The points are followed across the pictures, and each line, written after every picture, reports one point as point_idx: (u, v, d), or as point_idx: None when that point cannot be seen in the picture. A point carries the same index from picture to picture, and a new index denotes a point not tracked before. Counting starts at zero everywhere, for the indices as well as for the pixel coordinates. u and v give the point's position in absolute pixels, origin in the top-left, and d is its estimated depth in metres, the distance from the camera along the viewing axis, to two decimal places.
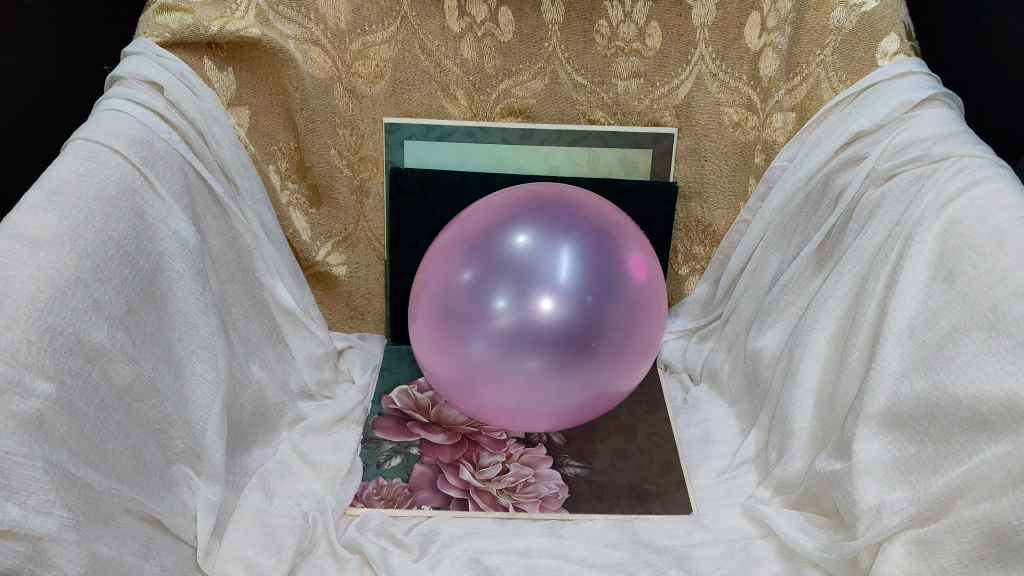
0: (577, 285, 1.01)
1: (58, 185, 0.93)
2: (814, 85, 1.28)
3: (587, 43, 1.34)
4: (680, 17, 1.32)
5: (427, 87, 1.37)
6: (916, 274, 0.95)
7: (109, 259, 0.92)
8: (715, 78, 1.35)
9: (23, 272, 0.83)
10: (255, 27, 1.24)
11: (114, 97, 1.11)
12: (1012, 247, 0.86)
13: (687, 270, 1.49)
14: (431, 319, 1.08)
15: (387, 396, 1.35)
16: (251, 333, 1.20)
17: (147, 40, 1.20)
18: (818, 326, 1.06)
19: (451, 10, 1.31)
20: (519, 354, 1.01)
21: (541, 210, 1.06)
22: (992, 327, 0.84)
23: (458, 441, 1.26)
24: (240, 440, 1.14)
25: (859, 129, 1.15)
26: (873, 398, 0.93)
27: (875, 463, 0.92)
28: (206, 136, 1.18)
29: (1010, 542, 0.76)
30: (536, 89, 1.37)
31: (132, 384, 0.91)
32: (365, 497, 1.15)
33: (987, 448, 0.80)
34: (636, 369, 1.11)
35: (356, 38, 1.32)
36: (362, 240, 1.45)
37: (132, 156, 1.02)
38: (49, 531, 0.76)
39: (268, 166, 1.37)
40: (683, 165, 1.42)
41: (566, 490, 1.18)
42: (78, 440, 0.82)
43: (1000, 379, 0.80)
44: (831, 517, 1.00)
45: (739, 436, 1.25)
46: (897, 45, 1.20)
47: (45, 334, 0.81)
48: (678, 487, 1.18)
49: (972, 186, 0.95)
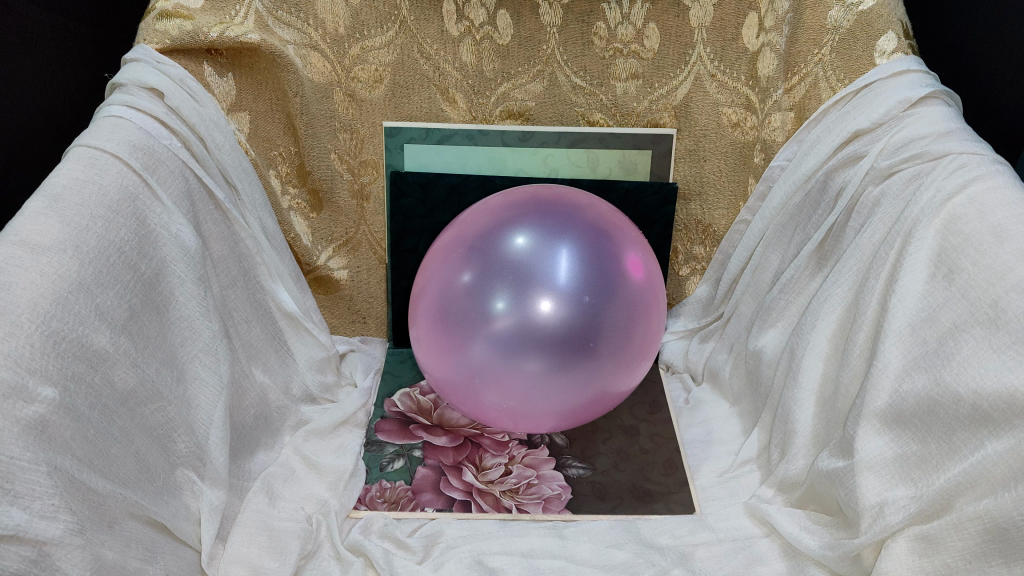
0: (577, 285, 1.01)
1: (60, 193, 0.93)
2: (813, 84, 1.28)
3: (586, 45, 1.34)
4: (677, 18, 1.32)
5: (427, 90, 1.38)
6: (914, 272, 0.95)
7: (111, 264, 0.93)
8: (714, 78, 1.35)
9: (24, 278, 0.83)
10: (255, 33, 1.25)
11: (115, 104, 1.11)
12: (1011, 243, 0.86)
13: (688, 271, 1.50)
14: (431, 321, 1.08)
15: (389, 399, 1.35)
16: (253, 338, 1.21)
17: (147, 47, 1.20)
18: (819, 324, 1.07)
19: (449, 14, 1.32)
20: (518, 355, 1.01)
21: (540, 210, 1.07)
22: (993, 323, 0.84)
23: (461, 443, 1.26)
24: (243, 445, 1.14)
25: (858, 127, 1.15)
26: (874, 395, 0.93)
27: (877, 460, 0.92)
28: (207, 142, 1.18)
29: (1013, 537, 0.76)
30: (535, 92, 1.38)
31: (135, 388, 0.92)
32: (368, 500, 1.15)
33: (988, 444, 0.80)
34: (637, 369, 1.11)
35: (356, 42, 1.32)
36: (363, 244, 1.46)
37: (132, 162, 1.03)
38: (53, 536, 0.76)
39: (268, 171, 1.37)
40: (682, 166, 1.42)
41: (569, 491, 1.18)
42: (82, 444, 0.82)
43: (1000, 374, 0.80)
44: (835, 515, 1.00)
45: (741, 436, 1.25)
46: (894, 43, 1.19)
47: (47, 339, 0.81)
48: (680, 487, 1.18)
49: (971, 183, 0.95)
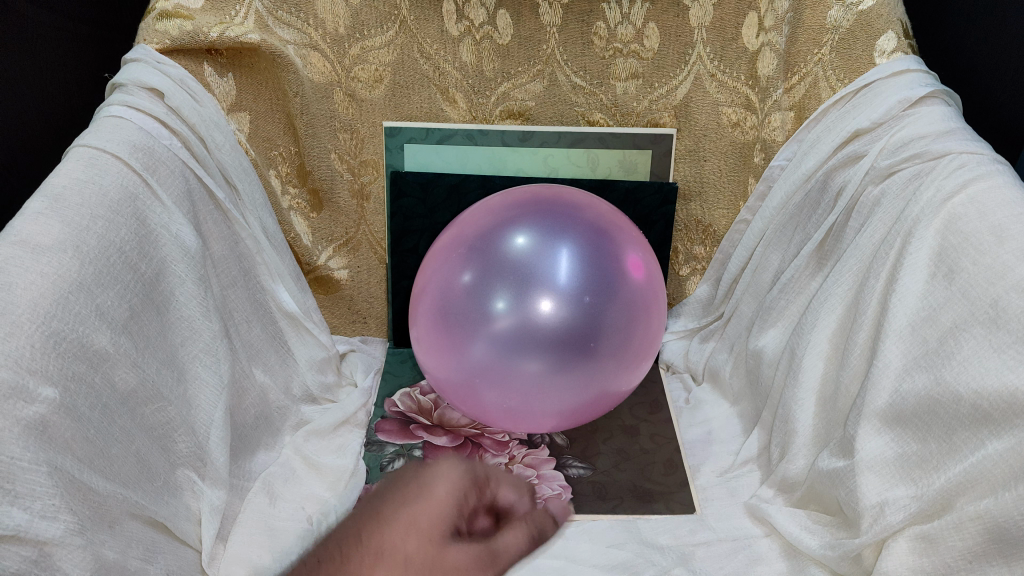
0: (578, 285, 1.01)
1: (61, 193, 0.93)
2: (813, 84, 1.28)
3: (586, 44, 1.35)
4: (677, 18, 1.32)
5: (427, 90, 1.37)
6: (915, 271, 0.95)
7: (112, 264, 0.93)
8: (714, 78, 1.35)
9: (25, 279, 0.83)
10: (255, 33, 1.26)
11: (115, 104, 1.11)
12: (1011, 243, 0.86)
13: (688, 271, 1.50)
14: (431, 321, 1.08)
15: (389, 399, 1.34)
16: (253, 338, 1.21)
17: (147, 47, 1.20)
18: (819, 324, 1.07)
19: (449, 14, 1.32)
20: (518, 355, 1.01)
21: (540, 210, 1.07)
22: (993, 323, 0.84)
23: (461, 443, 1.26)
24: (243, 445, 1.14)
25: (858, 127, 1.15)
26: (874, 395, 0.93)
27: (877, 460, 0.92)
28: (207, 142, 1.18)
29: (1012, 537, 0.76)
30: (535, 92, 1.38)
31: (135, 388, 0.92)
32: None
33: (988, 444, 0.80)
34: (637, 369, 1.11)
35: (355, 42, 1.32)
36: (363, 244, 1.46)
37: (132, 162, 1.03)
38: (53, 536, 0.76)
39: (268, 171, 1.38)
40: (682, 166, 1.42)
41: (570, 491, 1.18)
42: (82, 444, 0.82)
43: (1000, 373, 0.81)
44: (835, 515, 1.00)
45: (741, 435, 1.25)
46: (894, 43, 1.19)
47: (48, 339, 0.81)
48: (680, 487, 1.18)
49: (971, 183, 0.95)
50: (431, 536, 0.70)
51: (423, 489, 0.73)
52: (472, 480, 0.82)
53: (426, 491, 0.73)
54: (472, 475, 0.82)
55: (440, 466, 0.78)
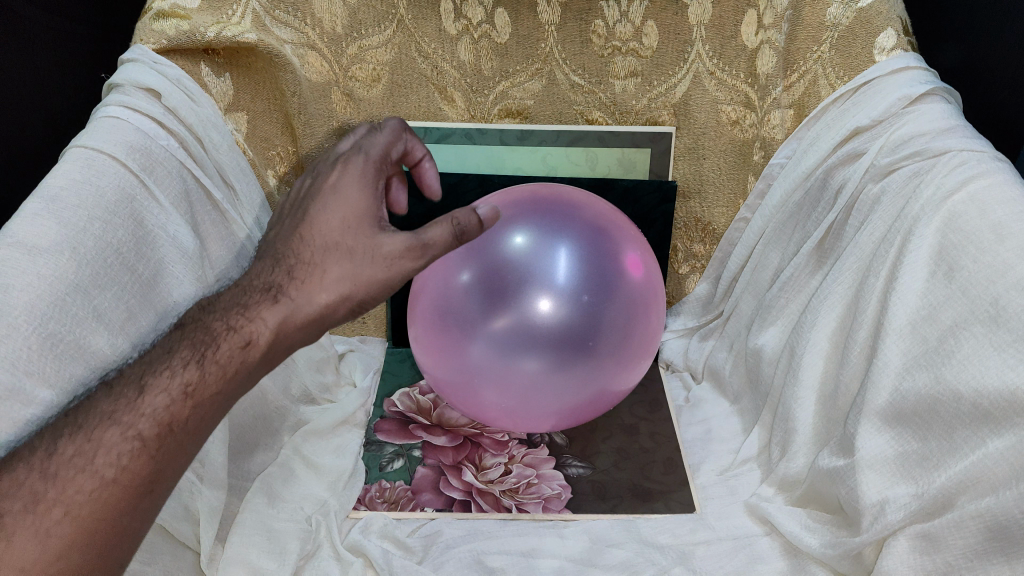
0: (577, 284, 1.01)
1: (57, 193, 0.93)
2: (812, 81, 1.27)
3: (585, 42, 1.34)
4: (676, 16, 1.32)
5: (425, 89, 1.37)
6: (915, 269, 0.94)
7: (108, 266, 0.92)
8: (713, 75, 1.34)
9: (22, 281, 0.82)
10: (252, 32, 1.23)
11: (111, 105, 1.11)
12: (1012, 240, 0.85)
13: (687, 269, 1.49)
14: (430, 321, 1.07)
15: (388, 399, 1.35)
16: None
17: (144, 47, 1.20)
18: (819, 322, 1.06)
19: (446, 12, 1.32)
20: (517, 354, 1.01)
21: (539, 210, 1.07)
22: (994, 321, 0.84)
23: (460, 443, 1.26)
24: (243, 446, 1.16)
25: (858, 124, 1.14)
26: (874, 393, 0.93)
27: (877, 459, 0.92)
28: (205, 143, 1.17)
29: (1013, 535, 0.75)
30: (534, 90, 1.38)
31: None
32: (367, 500, 1.15)
33: (989, 443, 0.80)
34: (636, 368, 1.11)
35: (353, 41, 1.32)
36: None
37: (129, 163, 1.03)
38: None
39: (266, 171, 1.35)
40: (682, 164, 1.42)
41: (569, 490, 1.18)
42: None
43: (1001, 372, 0.80)
44: (835, 513, 1.00)
45: (741, 434, 1.24)
46: (894, 40, 1.18)
47: (46, 341, 0.82)
48: (679, 486, 1.17)
49: (972, 180, 0.94)
50: (364, 225, 0.75)
51: (338, 196, 0.77)
52: (380, 159, 0.81)
53: (338, 196, 0.77)
54: (374, 161, 0.80)
55: (343, 168, 0.79)
